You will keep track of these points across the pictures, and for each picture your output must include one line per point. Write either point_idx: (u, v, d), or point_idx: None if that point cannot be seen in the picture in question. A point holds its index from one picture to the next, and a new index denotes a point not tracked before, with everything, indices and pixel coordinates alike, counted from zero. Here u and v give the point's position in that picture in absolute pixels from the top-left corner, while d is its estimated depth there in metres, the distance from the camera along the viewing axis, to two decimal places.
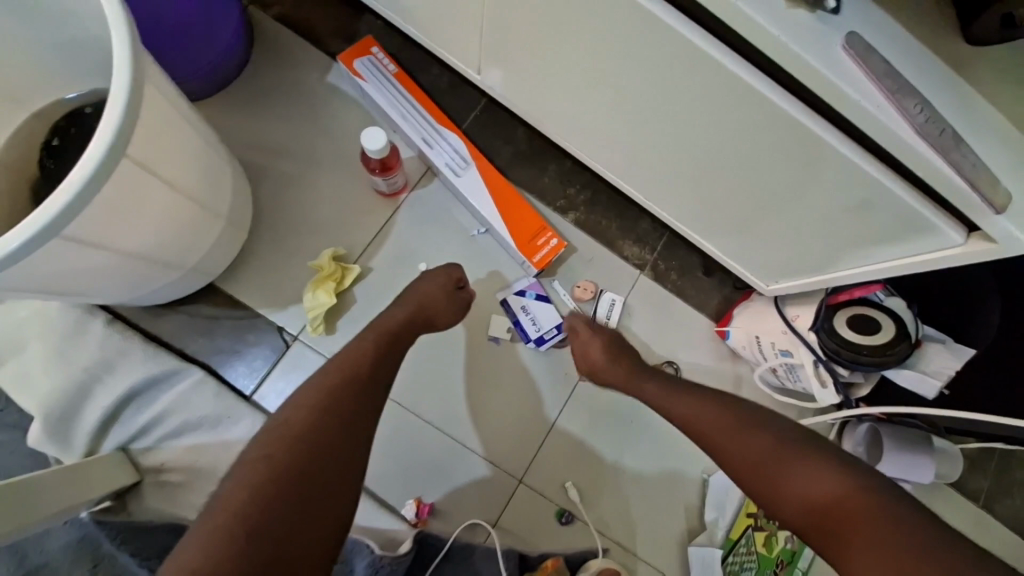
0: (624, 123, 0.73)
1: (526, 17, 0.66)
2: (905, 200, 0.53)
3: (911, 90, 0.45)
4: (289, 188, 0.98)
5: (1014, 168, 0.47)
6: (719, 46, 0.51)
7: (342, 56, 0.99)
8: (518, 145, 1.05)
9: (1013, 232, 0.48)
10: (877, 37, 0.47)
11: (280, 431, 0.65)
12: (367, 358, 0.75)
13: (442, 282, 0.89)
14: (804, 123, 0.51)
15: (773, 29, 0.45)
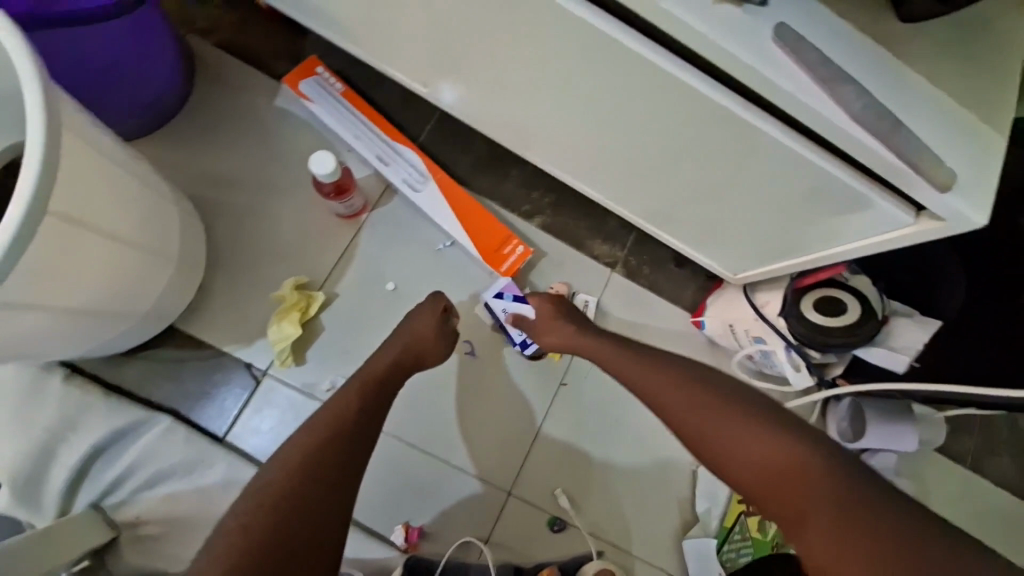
0: (573, 127, 0.71)
1: (463, 28, 0.64)
2: (853, 185, 0.52)
3: (844, 75, 0.45)
4: (245, 220, 0.96)
5: (953, 146, 0.47)
6: (653, 47, 0.51)
7: (288, 80, 0.97)
8: (477, 154, 1.03)
9: (960, 209, 0.47)
10: (811, 23, 0.47)
11: (267, 491, 0.63)
12: (354, 407, 0.72)
13: (431, 313, 0.84)
14: (745, 118, 0.51)
15: (701, 27, 0.44)
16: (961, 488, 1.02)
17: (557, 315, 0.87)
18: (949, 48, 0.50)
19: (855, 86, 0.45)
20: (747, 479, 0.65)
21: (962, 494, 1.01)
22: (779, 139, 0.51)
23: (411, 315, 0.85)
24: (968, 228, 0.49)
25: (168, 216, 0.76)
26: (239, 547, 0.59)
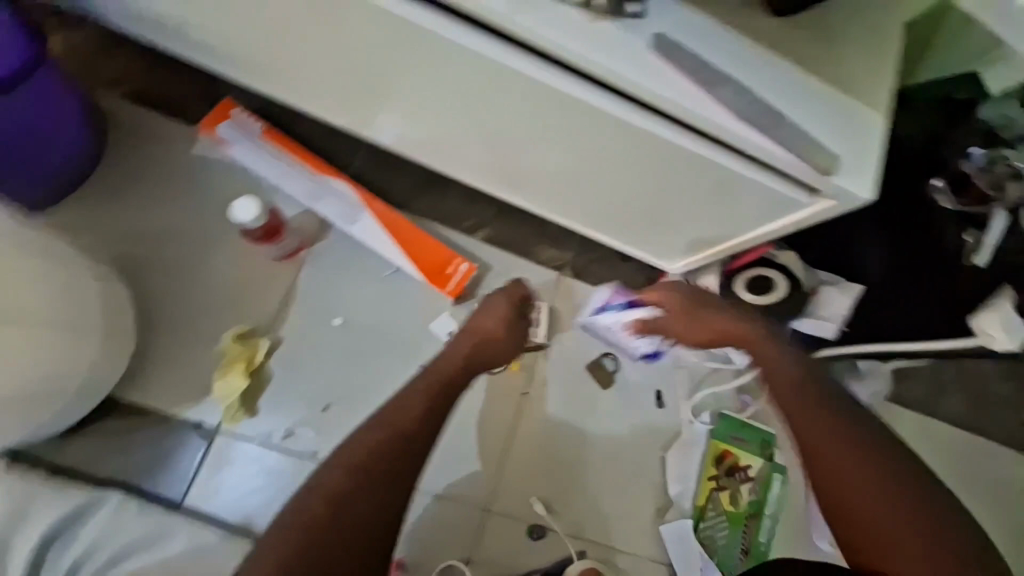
0: (495, 144, 0.72)
1: (365, 61, 0.64)
2: (752, 177, 0.54)
3: (722, 79, 0.48)
4: (178, 275, 0.92)
5: (832, 131, 0.50)
6: (546, 65, 0.52)
7: (205, 126, 0.94)
8: (412, 175, 1.01)
9: (847, 189, 0.50)
10: (691, 29, 0.49)
11: (324, 485, 0.67)
12: (414, 414, 0.73)
13: (498, 311, 0.85)
14: (640, 124, 0.52)
15: (579, 46, 0.46)
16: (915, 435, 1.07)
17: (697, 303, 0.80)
18: (825, 37, 0.53)
19: (733, 88, 0.48)
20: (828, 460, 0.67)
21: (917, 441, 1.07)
22: (680, 142, 0.53)
23: (484, 304, 0.86)
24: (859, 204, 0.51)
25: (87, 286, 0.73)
26: (279, 550, 0.62)
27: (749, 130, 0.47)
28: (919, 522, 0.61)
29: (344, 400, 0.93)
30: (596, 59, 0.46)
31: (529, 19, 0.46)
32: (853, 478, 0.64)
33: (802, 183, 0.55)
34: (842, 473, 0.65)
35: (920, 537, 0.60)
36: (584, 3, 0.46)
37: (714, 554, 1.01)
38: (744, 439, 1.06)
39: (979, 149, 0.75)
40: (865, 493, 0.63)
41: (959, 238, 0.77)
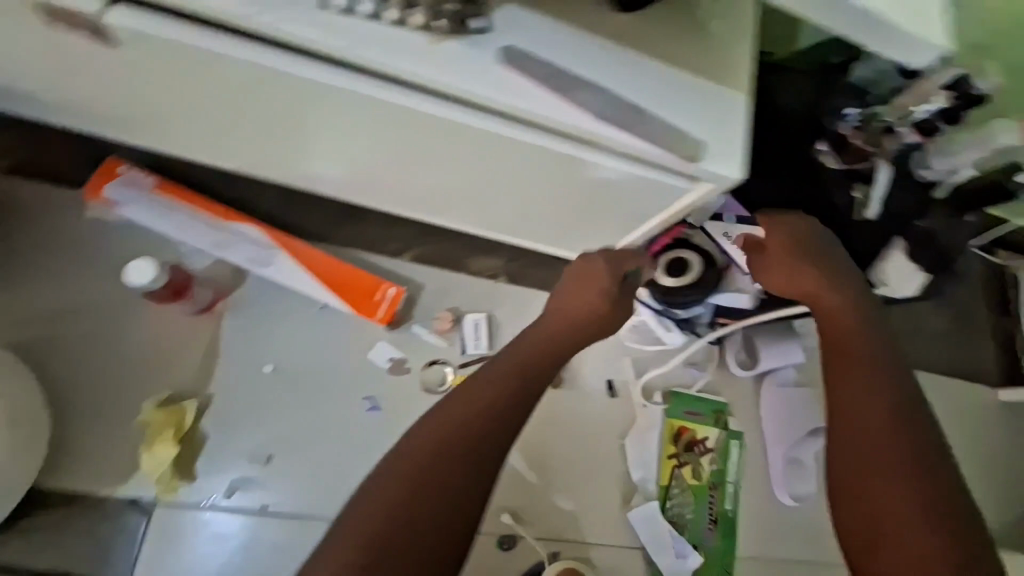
0: (391, 165, 0.70)
1: (229, 104, 0.61)
2: (628, 171, 0.56)
3: (575, 83, 0.48)
4: (92, 348, 0.88)
5: (693, 118, 0.51)
6: (406, 92, 0.52)
7: (89, 189, 0.88)
8: (325, 206, 0.98)
9: (717, 172, 0.51)
10: (537, 37, 0.49)
11: (402, 459, 0.65)
12: (490, 395, 0.69)
13: (599, 281, 0.74)
14: (511, 135, 0.53)
15: (428, 74, 0.46)
16: None
17: (809, 250, 0.69)
18: (677, 26, 0.54)
19: (588, 91, 0.49)
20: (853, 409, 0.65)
21: None
22: (554, 147, 0.54)
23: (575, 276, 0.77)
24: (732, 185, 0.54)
25: None
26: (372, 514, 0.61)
27: (609, 129, 0.49)
28: (907, 427, 0.64)
29: (288, 447, 0.90)
30: (449, 81, 0.46)
31: (375, 52, 0.46)
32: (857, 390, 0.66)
33: (677, 170, 0.57)
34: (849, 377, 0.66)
35: (899, 436, 0.63)
36: (426, 28, 0.47)
37: (685, 530, 1.03)
38: (697, 412, 1.09)
39: (854, 108, 0.71)
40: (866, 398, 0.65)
41: (848, 196, 0.75)
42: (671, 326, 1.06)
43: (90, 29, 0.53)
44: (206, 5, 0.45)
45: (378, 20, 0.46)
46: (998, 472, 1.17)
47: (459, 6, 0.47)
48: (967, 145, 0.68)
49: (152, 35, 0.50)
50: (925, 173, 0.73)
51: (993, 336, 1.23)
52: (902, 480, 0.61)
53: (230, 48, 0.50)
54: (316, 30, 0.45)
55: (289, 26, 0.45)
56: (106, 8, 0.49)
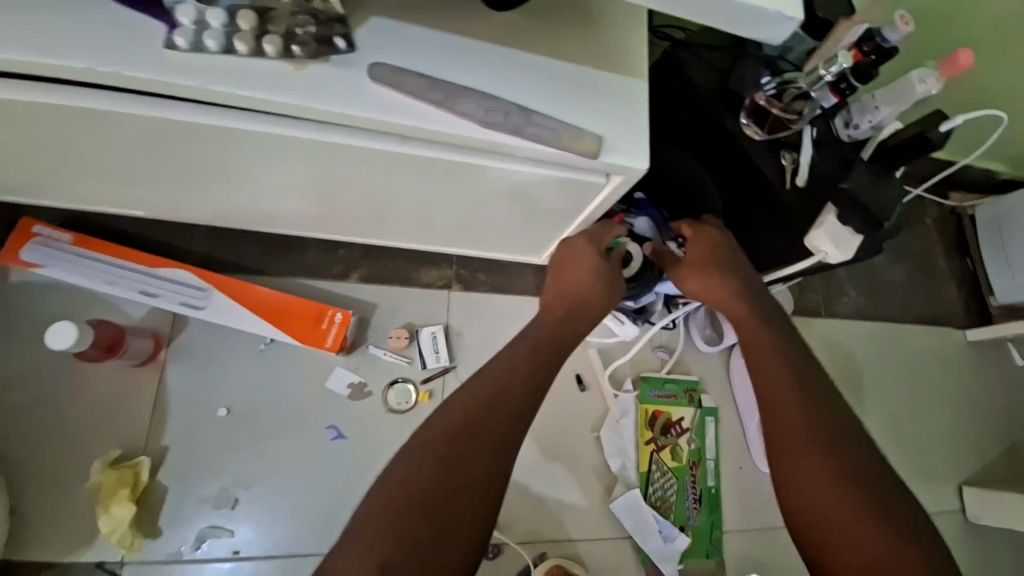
0: (307, 191, 0.67)
1: (119, 152, 0.58)
2: (533, 172, 0.58)
3: (458, 92, 0.49)
4: (35, 416, 0.85)
5: (585, 116, 0.52)
6: (300, 124, 0.52)
7: (5, 257, 0.85)
8: (262, 240, 0.96)
9: (618, 163, 0.52)
10: (407, 52, 0.50)
11: (416, 451, 0.55)
12: (494, 387, 0.60)
13: (581, 260, 0.74)
14: (412, 152, 0.54)
15: (312, 103, 0.47)
16: (821, 339, 1.12)
17: (716, 257, 0.73)
18: (562, 32, 0.55)
19: (470, 98, 0.49)
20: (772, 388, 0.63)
21: (824, 340, 1.12)
22: (451, 158, 0.55)
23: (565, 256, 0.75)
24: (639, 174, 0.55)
25: None
26: (388, 494, 0.52)
27: (501, 135, 0.50)
28: (819, 404, 0.61)
29: (253, 487, 0.88)
30: (330, 108, 0.47)
31: (244, 87, 0.46)
32: (774, 381, 0.63)
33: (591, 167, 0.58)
34: (767, 370, 0.64)
35: (812, 412, 0.60)
36: (286, 54, 0.47)
37: (669, 513, 1.02)
38: (668, 394, 1.08)
39: (769, 77, 0.69)
40: (778, 381, 0.63)
41: (778, 164, 0.70)
42: (624, 319, 1.05)
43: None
44: (54, 64, 0.44)
45: (235, 54, 0.46)
46: (975, 410, 1.17)
47: (316, 30, 0.48)
48: (884, 102, 0.67)
49: (12, 99, 0.48)
50: (850, 133, 0.71)
51: (953, 277, 1.24)
52: (829, 464, 0.57)
53: (98, 103, 0.49)
54: (172, 72, 0.45)
55: (142, 72, 0.44)
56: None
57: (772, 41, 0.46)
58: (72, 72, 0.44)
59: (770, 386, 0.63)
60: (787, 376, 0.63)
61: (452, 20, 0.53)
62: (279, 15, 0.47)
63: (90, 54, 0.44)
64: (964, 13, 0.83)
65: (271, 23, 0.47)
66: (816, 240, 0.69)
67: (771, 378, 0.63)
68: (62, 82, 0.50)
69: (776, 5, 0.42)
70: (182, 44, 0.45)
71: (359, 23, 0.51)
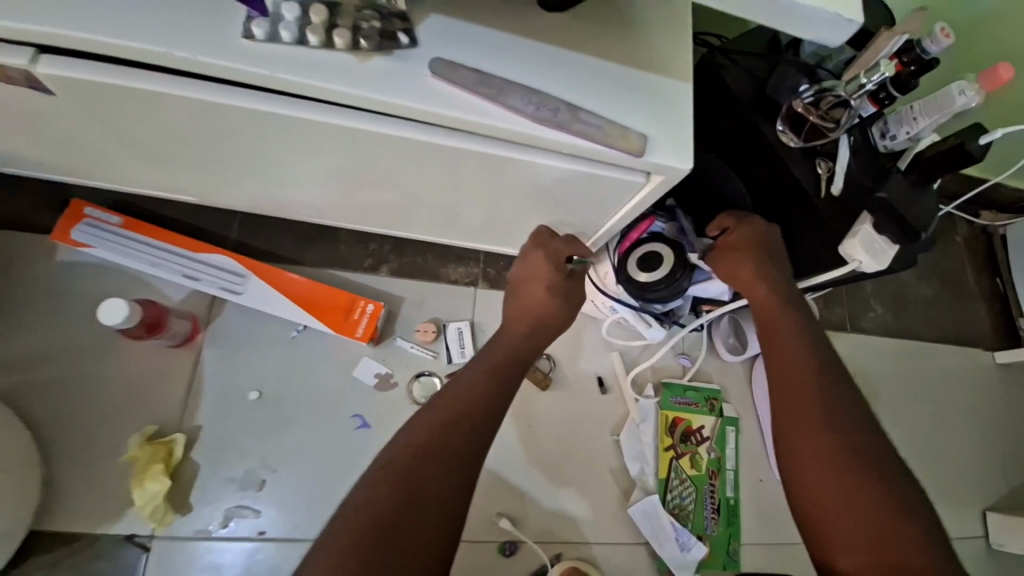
0: (351, 181, 0.70)
1: (178, 136, 0.61)
2: (576, 169, 0.59)
3: (509, 88, 0.51)
4: (71, 392, 0.88)
5: (632, 117, 0.54)
6: (357, 116, 0.54)
7: (56, 235, 0.89)
8: (298, 230, 0.99)
9: (661, 162, 0.54)
10: (462, 48, 0.53)
11: (380, 475, 0.55)
12: (457, 408, 0.60)
13: (541, 278, 0.73)
14: (461, 146, 0.56)
15: (371, 94, 0.49)
16: (845, 352, 1.12)
17: (758, 244, 0.73)
18: (612, 33, 0.57)
19: (522, 94, 0.52)
20: (785, 402, 0.62)
21: (848, 352, 1.12)
22: (497, 153, 0.57)
23: (524, 272, 0.75)
24: (679, 175, 0.57)
25: None
26: (354, 520, 0.52)
27: (549, 131, 0.52)
28: (836, 417, 0.59)
29: (278, 471, 0.90)
30: (390, 99, 0.49)
31: (310, 76, 0.49)
32: (794, 393, 0.62)
33: (632, 166, 0.60)
34: (790, 384, 0.63)
35: (829, 426, 0.59)
36: (352, 47, 0.50)
37: (687, 521, 1.02)
38: (689, 401, 1.08)
39: (807, 85, 0.70)
40: (801, 394, 0.62)
41: (813, 171, 0.72)
42: (653, 322, 1.00)
43: (24, 80, 0.53)
44: (138, 47, 0.47)
45: (306, 46, 0.49)
46: (1001, 435, 1.16)
47: (380, 25, 0.50)
48: (924, 112, 0.67)
49: (89, 81, 0.51)
50: (888, 143, 0.72)
51: (982, 296, 1.23)
52: (844, 476, 0.56)
53: (170, 90, 0.52)
54: (244, 60, 0.48)
55: (218, 59, 0.47)
56: (36, 61, 0.51)
57: (826, 43, 0.49)
58: (152, 55, 0.47)
59: (792, 398, 0.62)
60: (809, 387, 0.62)
61: (504, 20, 0.55)
62: (345, 10, 0.50)
63: (171, 39, 0.47)
64: (999, 33, 0.84)
65: (339, 17, 0.50)
66: (851, 250, 0.70)
67: (790, 391, 0.62)
68: (136, 67, 0.53)
69: (837, 9, 0.45)
70: (259, 34, 0.48)
71: (419, 20, 0.53)
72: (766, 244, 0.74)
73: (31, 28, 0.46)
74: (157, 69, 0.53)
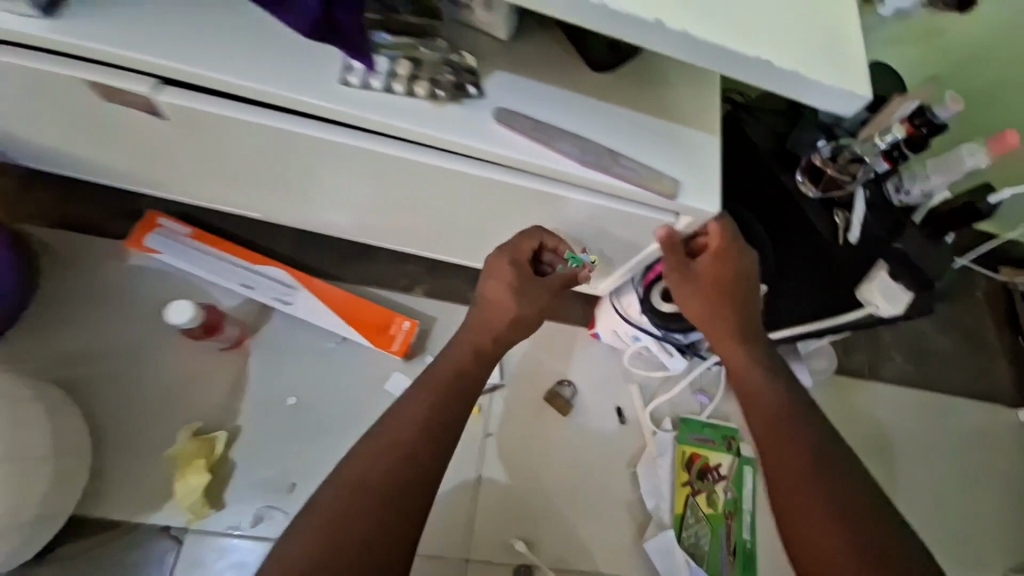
0: (402, 208, 0.77)
1: (256, 161, 0.70)
2: (612, 208, 0.66)
3: (560, 135, 0.59)
4: (123, 387, 0.95)
5: (664, 164, 0.61)
6: (423, 151, 0.62)
7: (132, 242, 0.98)
8: (343, 248, 1.06)
9: (690, 204, 0.60)
10: (519, 99, 0.60)
11: (319, 512, 0.58)
12: (398, 435, 0.62)
13: (502, 280, 0.71)
14: (512, 183, 0.63)
15: (441, 135, 0.57)
16: (862, 397, 1.14)
17: (742, 294, 0.69)
18: (648, 89, 0.64)
19: (572, 141, 0.59)
20: (767, 450, 0.65)
21: (865, 399, 1.14)
22: (542, 190, 0.64)
23: (488, 273, 0.72)
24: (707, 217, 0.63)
25: (32, 413, 0.80)
26: (301, 556, 0.56)
27: (592, 173, 0.59)
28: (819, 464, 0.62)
29: (307, 477, 0.95)
30: (456, 140, 0.57)
31: (393, 118, 0.57)
32: (779, 445, 0.64)
33: (663, 207, 0.67)
34: (777, 434, 0.64)
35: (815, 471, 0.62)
36: (430, 95, 0.58)
37: (702, 561, 1.02)
38: (707, 438, 1.09)
39: (825, 141, 0.75)
40: (787, 444, 0.64)
41: (831, 222, 0.77)
42: (673, 351, 1.06)
43: (144, 106, 0.62)
44: (254, 87, 0.56)
45: (392, 93, 0.58)
46: None
47: (454, 77, 0.58)
48: (936, 171, 0.74)
49: (201, 111, 0.60)
50: (902, 199, 0.78)
51: (1004, 352, 1.24)
52: (828, 521, 0.59)
53: (268, 121, 0.60)
54: (339, 102, 0.56)
55: (319, 100, 0.56)
56: (156, 90, 0.59)
57: (835, 113, 0.54)
58: (265, 95, 0.56)
59: (777, 447, 0.64)
60: (794, 440, 0.64)
61: (554, 75, 0.63)
62: (426, 64, 0.58)
63: (283, 83, 0.56)
64: (1014, 100, 0.89)
65: (420, 70, 0.58)
66: (868, 296, 0.75)
67: (770, 442, 0.64)
68: (241, 101, 0.61)
69: (847, 85, 0.51)
70: (356, 83, 0.57)
71: (486, 75, 0.61)
72: (747, 292, 0.69)
73: (173, 67, 0.55)
74: (259, 104, 0.61)
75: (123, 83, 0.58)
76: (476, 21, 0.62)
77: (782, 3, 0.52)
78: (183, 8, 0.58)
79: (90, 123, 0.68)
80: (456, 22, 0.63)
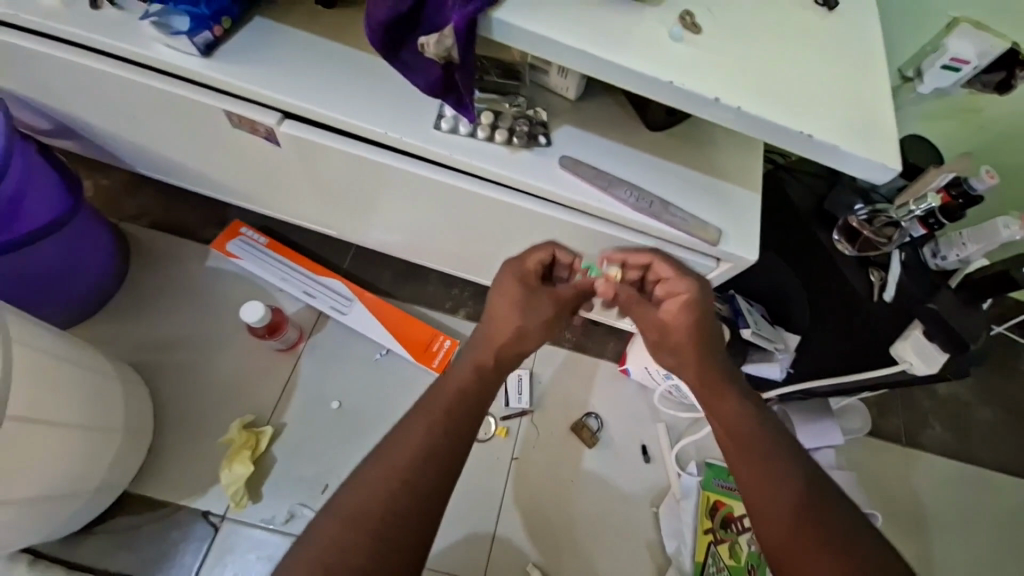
0: (460, 236, 0.84)
1: (337, 183, 0.78)
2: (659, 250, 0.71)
3: (617, 182, 0.65)
4: (187, 377, 1.03)
5: (709, 214, 0.66)
6: (493, 187, 0.69)
7: (214, 245, 1.09)
8: (397, 267, 1.14)
9: (733, 253, 0.65)
10: (582, 149, 0.67)
11: (310, 549, 0.52)
12: (402, 464, 0.56)
13: (510, 296, 0.69)
14: (568, 221, 0.69)
15: (511, 176, 0.65)
16: (896, 461, 1.12)
17: (705, 331, 0.65)
18: (698, 147, 0.70)
19: (628, 189, 0.65)
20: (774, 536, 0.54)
21: (899, 464, 1.12)
22: (596, 229, 0.70)
23: (496, 288, 0.70)
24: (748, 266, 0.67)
25: (113, 389, 0.89)
26: None
27: (643, 220, 0.65)
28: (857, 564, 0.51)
29: (340, 479, 1.00)
30: (524, 181, 0.65)
31: (472, 158, 0.65)
32: (794, 537, 0.53)
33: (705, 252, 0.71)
34: (792, 522, 0.54)
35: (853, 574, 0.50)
36: (506, 142, 0.66)
37: None
38: (732, 486, 1.08)
39: (862, 205, 0.79)
40: (807, 535, 0.53)
41: (866, 279, 0.79)
42: None
43: (264, 133, 0.71)
44: (359, 124, 0.65)
45: (474, 137, 0.66)
46: None
47: (528, 127, 0.66)
48: (972, 240, 0.76)
49: (309, 141, 0.69)
50: (938, 262, 0.80)
51: None
52: None
53: (364, 153, 0.69)
54: (429, 141, 0.65)
55: (412, 139, 0.65)
56: (279, 122, 0.68)
57: (872, 181, 0.58)
58: (367, 131, 0.65)
59: (791, 539, 0.53)
60: (813, 529, 0.53)
61: (614, 129, 0.69)
62: (505, 115, 0.66)
63: (385, 123, 0.65)
64: None
65: (500, 120, 0.66)
66: (902, 351, 0.78)
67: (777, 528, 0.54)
68: (342, 134, 0.70)
69: (883, 158, 0.56)
70: (446, 127, 0.65)
71: (555, 127, 0.68)
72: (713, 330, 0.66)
73: (296, 103, 0.65)
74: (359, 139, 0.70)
75: (253, 114, 0.68)
76: (550, 83, 0.70)
77: (825, 82, 0.58)
78: (304, 55, 0.68)
79: (205, 140, 0.78)
80: (533, 82, 0.71)
